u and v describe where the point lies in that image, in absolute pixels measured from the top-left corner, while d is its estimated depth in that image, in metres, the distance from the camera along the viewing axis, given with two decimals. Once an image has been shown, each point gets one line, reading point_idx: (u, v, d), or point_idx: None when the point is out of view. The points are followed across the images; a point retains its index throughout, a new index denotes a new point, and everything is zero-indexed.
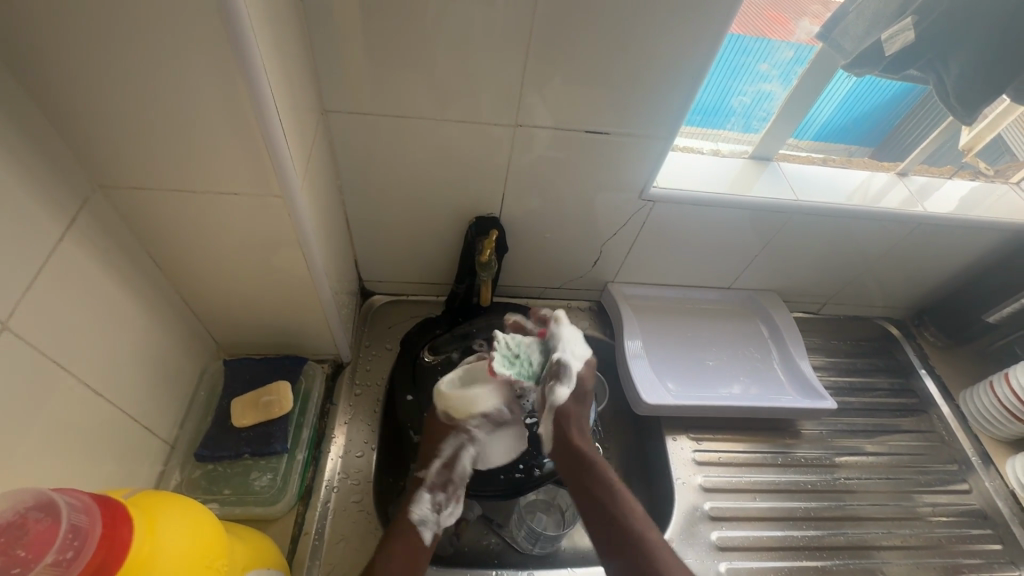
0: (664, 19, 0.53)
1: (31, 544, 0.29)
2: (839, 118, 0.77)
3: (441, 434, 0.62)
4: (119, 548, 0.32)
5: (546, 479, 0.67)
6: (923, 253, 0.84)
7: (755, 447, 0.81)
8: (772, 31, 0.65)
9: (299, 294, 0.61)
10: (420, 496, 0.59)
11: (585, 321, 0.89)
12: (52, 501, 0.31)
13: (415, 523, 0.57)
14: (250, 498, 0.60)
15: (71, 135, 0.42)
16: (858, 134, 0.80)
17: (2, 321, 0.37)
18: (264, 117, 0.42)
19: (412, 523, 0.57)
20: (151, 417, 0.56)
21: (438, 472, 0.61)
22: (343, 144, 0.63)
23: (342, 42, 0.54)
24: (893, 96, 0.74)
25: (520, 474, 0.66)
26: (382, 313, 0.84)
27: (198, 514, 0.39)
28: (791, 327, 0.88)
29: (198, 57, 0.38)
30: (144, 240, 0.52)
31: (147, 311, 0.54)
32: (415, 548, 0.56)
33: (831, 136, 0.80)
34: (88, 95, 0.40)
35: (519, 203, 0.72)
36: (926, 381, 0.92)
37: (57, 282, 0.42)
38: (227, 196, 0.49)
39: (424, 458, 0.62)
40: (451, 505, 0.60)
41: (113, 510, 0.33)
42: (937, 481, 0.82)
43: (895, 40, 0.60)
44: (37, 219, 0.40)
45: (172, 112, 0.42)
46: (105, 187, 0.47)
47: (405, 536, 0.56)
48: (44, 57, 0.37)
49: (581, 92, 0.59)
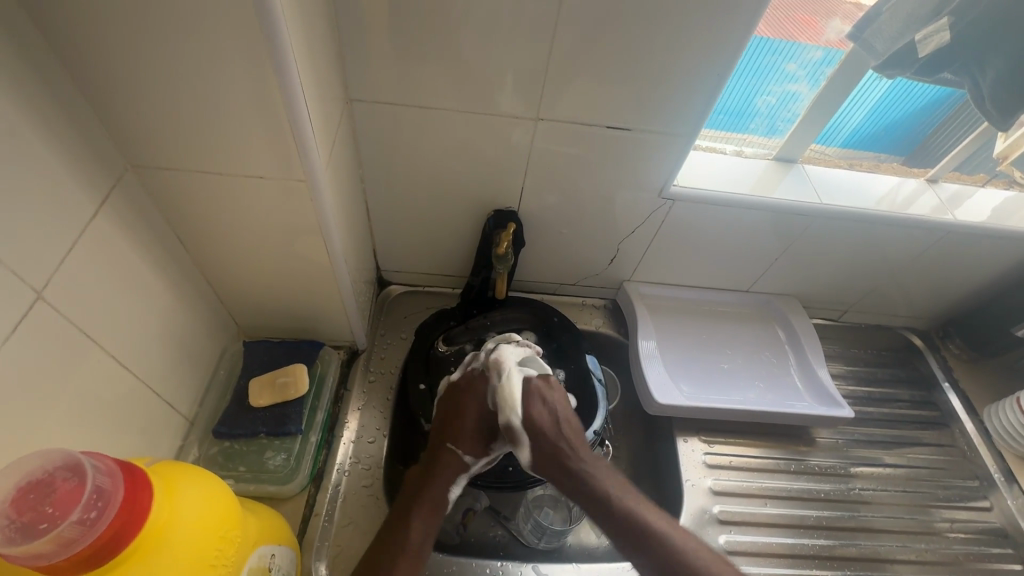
0: (691, 15, 0.53)
1: (57, 501, 0.30)
2: (870, 124, 0.76)
3: (492, 431, 0.64)
4: (138, 513, 0.33)
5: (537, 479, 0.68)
6: (951, 262, 0.82)
7: (768, 452, 0.80)
8: (801, 33, 0.64)
9: (318, 280, 0.62)
10: (459, 480, 0.63)
11: (599, 319, 0.88)
12: (78, 463, 0.32)
13: (448, 499, 0.61)
14: (264, 476, 0.61)
15: (108, 115, 0.44)
16: (891, 142, 0.79)
17: (37, 291, 0.39)
18: (291, 104, 0.43)
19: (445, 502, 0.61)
20: (172, 393, 0.57)
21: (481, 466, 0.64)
22: (366, 134, 0.64)
23: (368, 32, 0.55)
24: (928, 102, 0.73)
25: (510, 469, 0.67)
26: (398, 303, 0.85)
27: (216, 487, 0.40)
28: (809, 332, 0.86)
29: (227, 41, 0.39)
30: (172, 220, 0.53)
31: (171, 288, 0.55)
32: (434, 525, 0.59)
33: (862, 144, 0.78)
34: (123, 74, 0.41)
35: (538, 198, 0.72)
36: (949, 395, 0.90)
37: (89, 256, 0.44)
38: (251, 179, 0.50)
39: (472, 445, 0.63)
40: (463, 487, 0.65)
41: (135, 474, 0.34)
42: (956, 497, 0.80)
43: (930, 40, 0.59)
44: (73, 194, 0.42)
45: (203, 95, 0.43)
46: (137, 167, 0.48)
47: (433, 515, 0.59)
48: (85, 38, 0.38)
49: (603, 88, 0.59)
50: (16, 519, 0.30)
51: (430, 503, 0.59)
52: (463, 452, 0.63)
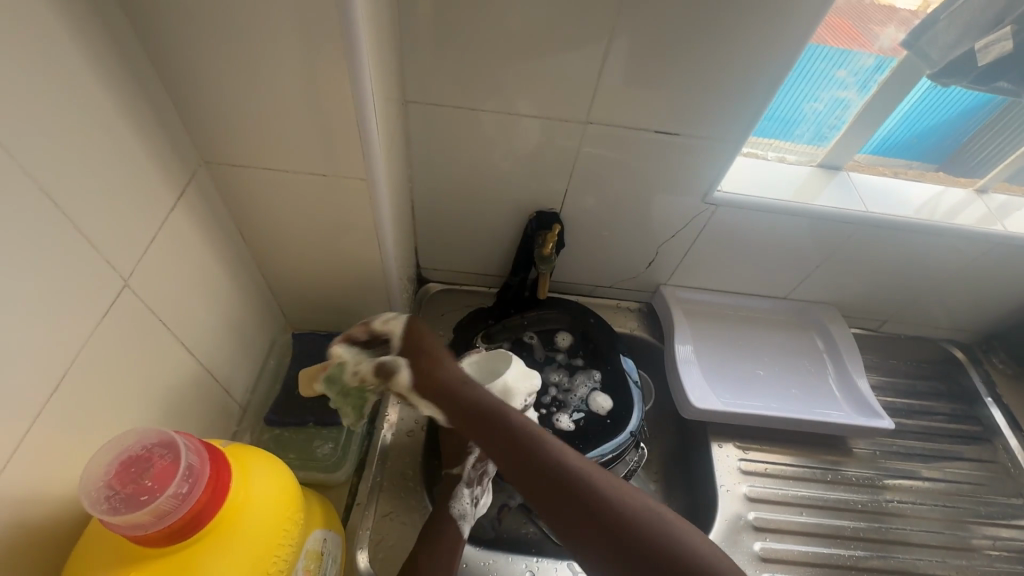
0: (749, 22, 0.53)
1: (156, 475, 0.33)
2: (901, 133, 0.75)
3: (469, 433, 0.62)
4: (220, 490, 0.35)
5: None
6: (1000, 275, 0.80)
7: (804, 461, 0.79)
8: (837, 40, 0.63)
9: (368, 275, 0.64)
10: (460, 491, 0.61)
11: (634, 322, 0.89)
12: (173, 440, 0.35)
13: (455, 516, 0.59)
14: (312, 464, 0.63)
15: (187, 114, 0.46)
16: (923, 152, 0.77)
17: (123, 279, 0.41)
18: (361, 106, 0.45)
19: (451, 517, 0.59)
20: (228, 380, 0.59)
21: (473, 466, 0.62)
22: (418, 134, 0.66)
23: (427, 36, 0.56)
24: (960, 113, 0.72)
25: None
26: (436, 300, 0.87)
27: (284, 471, 0.42)
28: (848, 341, 0.85)
29: (304, 43, 0.41)
30: (235, 214, 0.56)
31: (231, 280, 0.57)
32: (448, 542, 0.57)
33: (892, 151, 0.77)
34: (208, 75, 0.43)
35: (581, 200, 0.73)
36: (991, 410, 0.88)
37: (166, 246, 0.46)
38: (315, 177, 0.52)
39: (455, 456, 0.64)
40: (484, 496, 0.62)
41: (219, 453, 0.36)
42: (998, 514, 0.78)
43: (990, 50, 0.61)
44: (155, 188, 0.44)
45: (277, 96, 0.45)
46: (210, 164, 0.50)
47: (438, 533, 0.58)
48: (175, 41, 0.41)
49: (655, 93, 0.60)
50: (121, 490, 0.33)
51: (434, 528, 0.58)
52: (452, 467, 0.64)
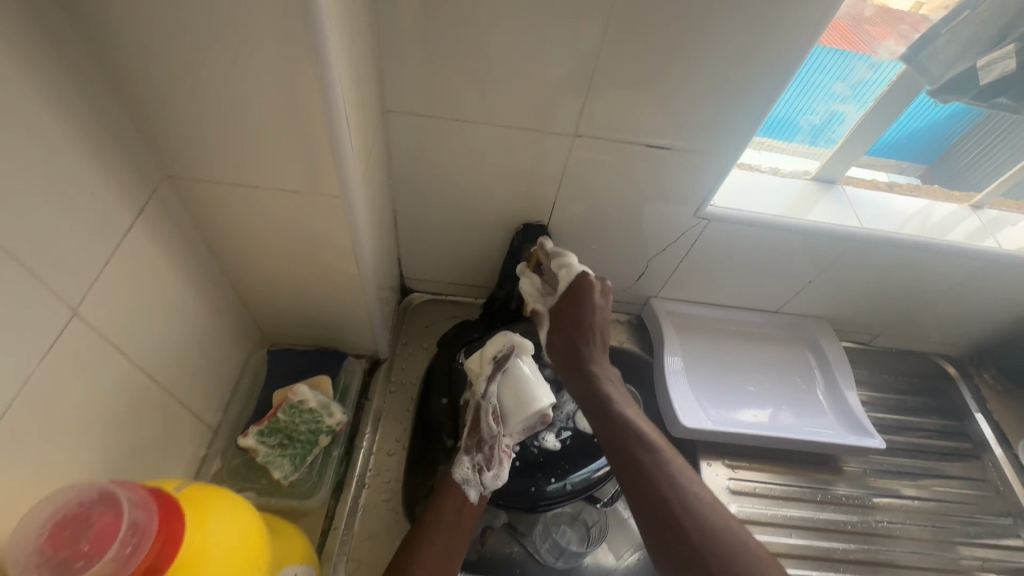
0: (743, 37, 0.51)
1: (94, 537, 0.30)
2: (895, 133, 0.71)
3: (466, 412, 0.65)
4: (171, 546, 0.32)
5: (564, 497, 0.66)
6: (992, 291, 0.79)
7: (792, 479, 0.78)
8: (829, 40, 0.59)
9: (346, 291, 0.61)
10: (460, 458, 0.61)
11: (623, 334, 0.87)
12: (114, 495, 0.32)
13: (456, 480, 0.60)
14: (286, 490, 0.61)
15: (147, 127, 0.43)
16: (916, 151, 0.75)
17: (72, 307, 0.38)
18: (334, 122, 0.42)
19: (454, 483, 0.59)
20: (197, 402, 0.57)
21: (469, 435, 0.62)
22: (399, 144, 0.63)
23: (407, 44, 0.53)
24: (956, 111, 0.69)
25: (534, 489, 0.66)
26: (420, 311, 0.85)
27: (245, 512, 0.39)
28: (840, 356, 0.84)
29: (271, 56, 0.38)
30: (203, 229, 0.53)
31: (199, 298, 0.55)
32: (452, 508, 0.58)
33: (884, 151, 0.74)
34: (167, 87, 0.40)
35: (570, 212, 0.71)
36: (981, 425, 0.87)
37: (123, 267, 0.43)
38: (287, 193, 0.49)
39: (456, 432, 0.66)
40: (488, 462, 0.61)
41: (168, 505, 0.34)
42: (987, 533, 0.78)
43: (992, 68, 0.59)
44: (110, 207, 0.41)
45: (243, 110, 0.42)
46: (173, 178, 0.47)
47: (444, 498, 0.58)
48: (129, 51, 0.38)
49: (646, 107, 0.58)
50: (54, 557, 0.30)
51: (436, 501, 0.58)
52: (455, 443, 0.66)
